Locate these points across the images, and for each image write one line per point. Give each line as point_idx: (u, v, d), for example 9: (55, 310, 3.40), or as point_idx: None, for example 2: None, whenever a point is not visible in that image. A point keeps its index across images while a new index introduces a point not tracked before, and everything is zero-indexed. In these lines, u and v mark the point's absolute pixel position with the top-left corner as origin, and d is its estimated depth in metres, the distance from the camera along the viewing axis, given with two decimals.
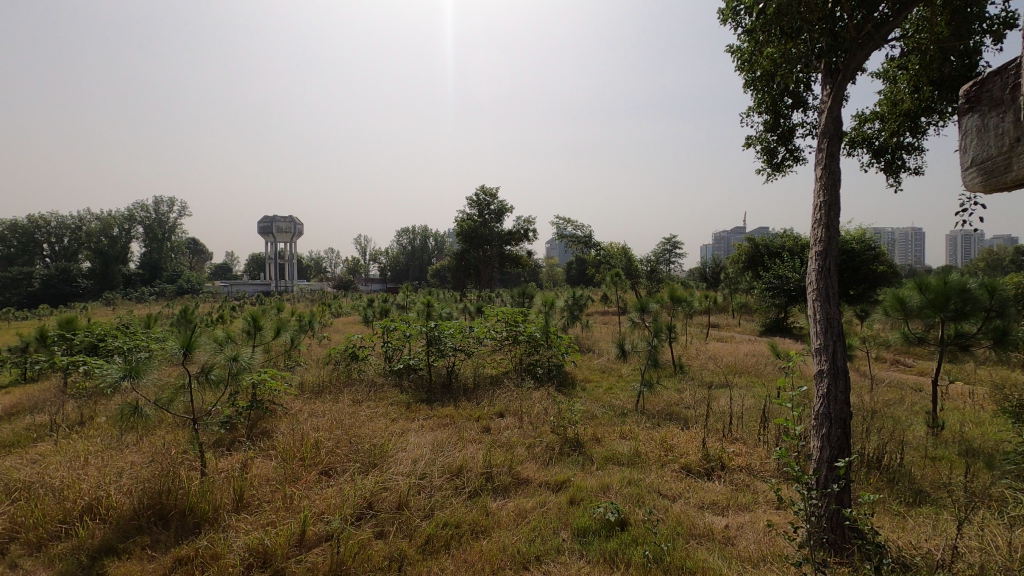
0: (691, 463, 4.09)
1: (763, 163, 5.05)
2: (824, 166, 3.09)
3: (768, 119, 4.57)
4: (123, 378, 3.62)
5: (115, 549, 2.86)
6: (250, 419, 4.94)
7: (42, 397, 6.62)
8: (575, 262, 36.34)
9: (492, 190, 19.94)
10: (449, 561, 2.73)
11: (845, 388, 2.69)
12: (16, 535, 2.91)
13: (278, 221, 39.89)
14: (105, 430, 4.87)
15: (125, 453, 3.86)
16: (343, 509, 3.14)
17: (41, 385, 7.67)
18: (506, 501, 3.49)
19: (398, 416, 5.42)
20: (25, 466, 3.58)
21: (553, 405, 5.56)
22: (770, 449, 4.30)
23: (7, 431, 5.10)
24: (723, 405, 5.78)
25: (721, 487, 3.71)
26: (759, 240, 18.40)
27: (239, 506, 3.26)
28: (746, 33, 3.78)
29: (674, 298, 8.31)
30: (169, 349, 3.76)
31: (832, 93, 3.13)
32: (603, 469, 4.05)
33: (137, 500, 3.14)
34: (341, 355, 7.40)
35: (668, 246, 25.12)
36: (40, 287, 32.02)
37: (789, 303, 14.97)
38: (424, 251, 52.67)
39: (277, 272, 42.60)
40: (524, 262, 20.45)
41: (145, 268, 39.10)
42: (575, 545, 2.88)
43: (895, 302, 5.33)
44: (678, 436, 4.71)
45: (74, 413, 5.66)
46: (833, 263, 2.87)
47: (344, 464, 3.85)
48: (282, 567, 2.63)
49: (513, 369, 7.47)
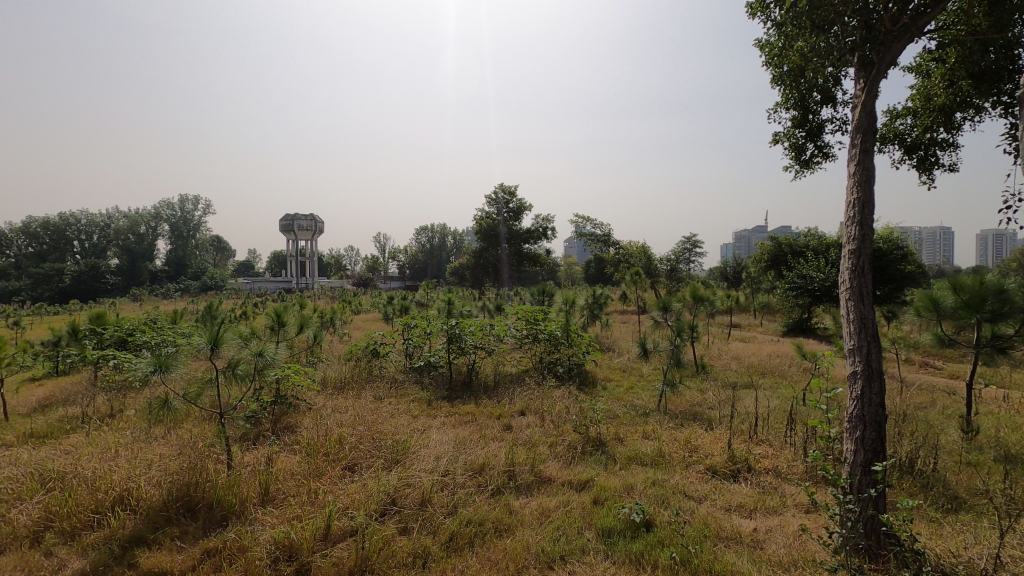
0: (716, 464, 4.05)
1: (791, 159, 4.96)
2: (858, 162, 3.00)
3: (796, 115, 4.49)
4: (153, 372, 3.70)
5: (146, 540, 2.91)
6: (274, 414, 5.00)
7: (74, 389, 6.81)
8: (595, 262, 36.21)
9: (510, 189, 19.89)
10: (473, 559, 2.73)
11: (881, 389, 2.62)
12: (51, 524, 2.99)
13: (299, 220, 40.40)
14: (135, 422, 4.98)
15: (154, 446, 3.93)
16: (367, 504, 3.16)
17: (72, 378, 7.90)
18: (529, 500, 3.48)
19: (419, 413, 5.45)
20: (60, 457, 3.68)
21: (574, 404, 5.52)
22: (798, 451, 4.22)
23: (41, 423, 5.26)
24: (747, 406, 5.70)
25: (748, 490, 3.65)
26: (782, 239, 18.07)
27: (265, 500, 3.31)
28: (776, 27, 3.74)
29: (695, 298, 8.22)
30: (197, 344, 3.82)
31: (865, 88, 3.07)
32: (626, 469, 4.02)
33: (166, 492, 3.20)
34: (362, 352, 7.46)
35: (688, 245, 24.76)
36: (72, 284, 32.87)
37: (813, 303, 14.69)
38: (442, 249, 52.92)
39: (299, 270, 43.16)
40: (543, 261, 20.41)
41: (171, 265, 39.93)
42: (600, 546, 2.86)
43: (927, 302, 5.18)
44: (702, 437, 4.66)
45: (104, 405, 5.81)
46: (867, 262, 2.79)
47: (368, 460, 3.89)
48: (307, 562, 2.65)
49: (534, 367, 7.46)
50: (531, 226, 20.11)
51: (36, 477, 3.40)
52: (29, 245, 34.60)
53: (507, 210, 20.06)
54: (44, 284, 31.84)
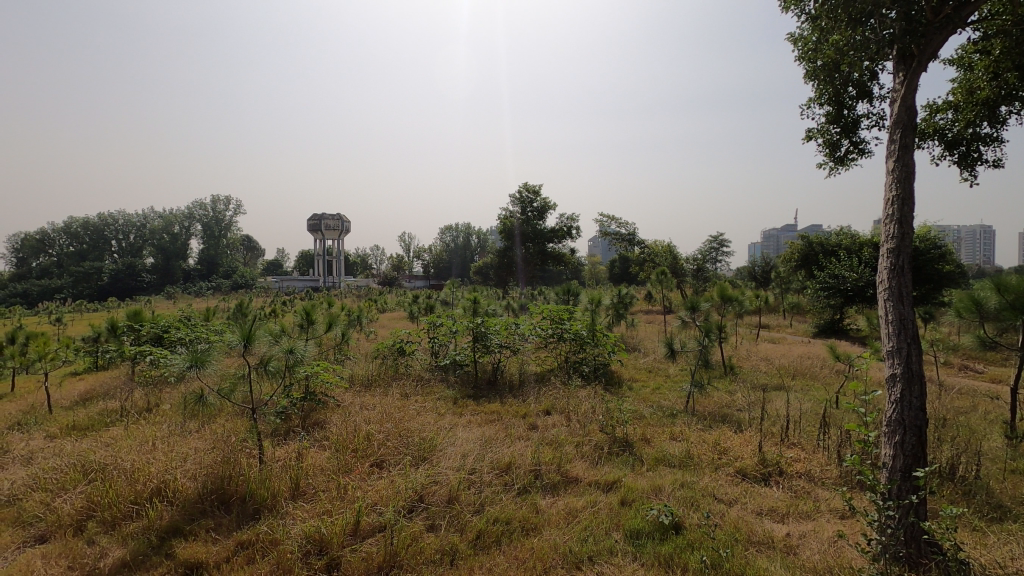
0: (746, 467, 3.98)
1: (825, 156, 4.85)
2: (897, 158, 2.92)
3: (831, 110, 4.39)
4: (189, 368, 3.81)
5: (182, 531, 2.99)
6: (304, 410, 5.09)
7: (113, 384, 7.04)
8: (619, 261, 35.90)
9: (535, 188, 19.85)
10: (500, 558, 2.73)
11: (921, 393, 2.54)
12: (94, 513, 3.10)
13: (327, 220, 41.06)
14: (171, 416, 5.13)
15: (189, 440, 4.04)
16: (395, 501, 3.20)
17: (111, 372, 8.18)
18: (555, 500, 3.47)
19: (446, 411, 5.48)
20: (101, 449, 3.82)
21: (600, 404, 5.49)
22: (831, 455, 4.11)
23: (83, 416, 5.46)
24: (778, 409, 5.58)
25: (779, 494, 3.57)
26: (813, 237, 17.68)
27: (296, 494, 3.37)
28: (810, 20, 3.66)
29: (724, 297, 8.07)
30: (230, 340, 3.92)
31: (905, 82, 2.98)
32: (654, 470, 3.99)
33: (201, 485, 3.28)
34: (389, 350, 7.54)
35: (716, 245, 24.33)
36: (111, 284, 34.05)
37: (846, 304, 14.31)
38: (467, 248, 53.07)
39: (326, 269, 43.83)
40: (567, 260, 20.38)
41: (204, 264, 40.97)
42: (628, 547, 2.83)
43: (969, 303, 5.01)
44: (732, 439, 4.58)
45: (142, 399, 6.00)
46: (907, 261, 2.70)
47: (396, 457, 3.93)
48: (338, 557, 2.70)
49: (559, 366, 7.44)
50: (555, 225, 20.03)
51: (78, 468, 3.52)
52: (70, 245, 36.04)
53: (531, 209, 20.00)
54: (84, 282, 33.06)
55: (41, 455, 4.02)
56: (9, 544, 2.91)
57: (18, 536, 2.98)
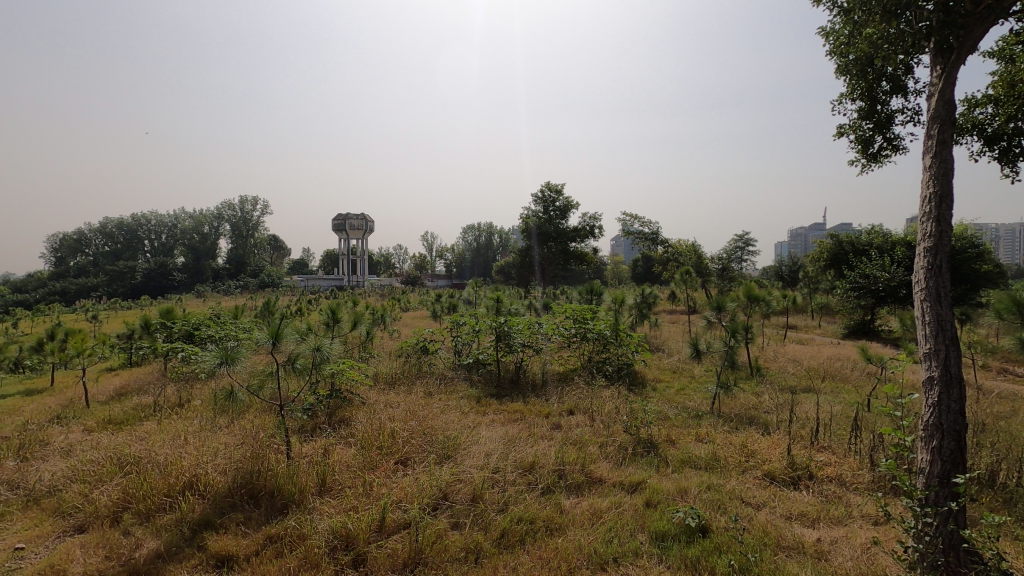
0: (775, 470, 3.90)
1: (857, 153, 4.75)
2: (935, 155, 2.82)
3: (863, 106, 4.29)
4: (220, 365, 3.90)
5: (213, 524, 3.06)
6: (329, 408, 5.16)
7: (146, 379, 7.26)
8: (643, 260, 35.54)
9: (557, 187, 19.78)
10: (525, 557, 2.74)
11: (960, 398, 2.45)
12: (130, 505, 3.20)
13: (352, 220, 41.54)
14: (202, 412, 5.25)
15: (219, 435, 4.12)
16: (420, 498, 3.23)
17: (144, 368, 8.43)
18: (579, 500, 3.46)
19: (469, 410, 5.50)
20: (135, 443, 3.93)
21: (624, 404, 5.44)
22: (863, 459, 4.01)
23: (118, 410, 5.63)
24: (807, 411, 5.46)
25: (809, 498, 3.50)
26: (843, 236, 17.28)
27: (322, 490, 3.42)
28: (842, 13, 3.58)
29: (750, 297, 7.93)
30: (259, 338, 4.00)
31: (943, 75, 2.87)
32: (679, 472, 3.94)
33: (231, 479, 3.35)
34: (412, 349, 7.60)
35: (742, 244, 23.95)
36: (143, 282, 35.12)
37: (877, 304, 13.93)
38: (489, 247, 53.14)
39: (350, 268, 44.36)
40: (590, 260, 20.29)
41: (232, 263, 41.78)
42: (654, 549, 2.80)
43: (1010, 304, 4.83)
44: (759, 441, 4.50)
45: (174, 395, 6.16)
46: (945, 261, 2.61)
47: (420, 455, 3.96)
48: (364, 552, 2.73)
49: (582, 366, 7.40)
50: (578, 224, 19.94)
51: (114, 461, 3.63)
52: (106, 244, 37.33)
53: (553, 209, 19.94)
54: (119, 280, 34.19)
55: (79, 448, 4.17)
56: (51, 533, 3.02)
57: (58, 525, 3.10)
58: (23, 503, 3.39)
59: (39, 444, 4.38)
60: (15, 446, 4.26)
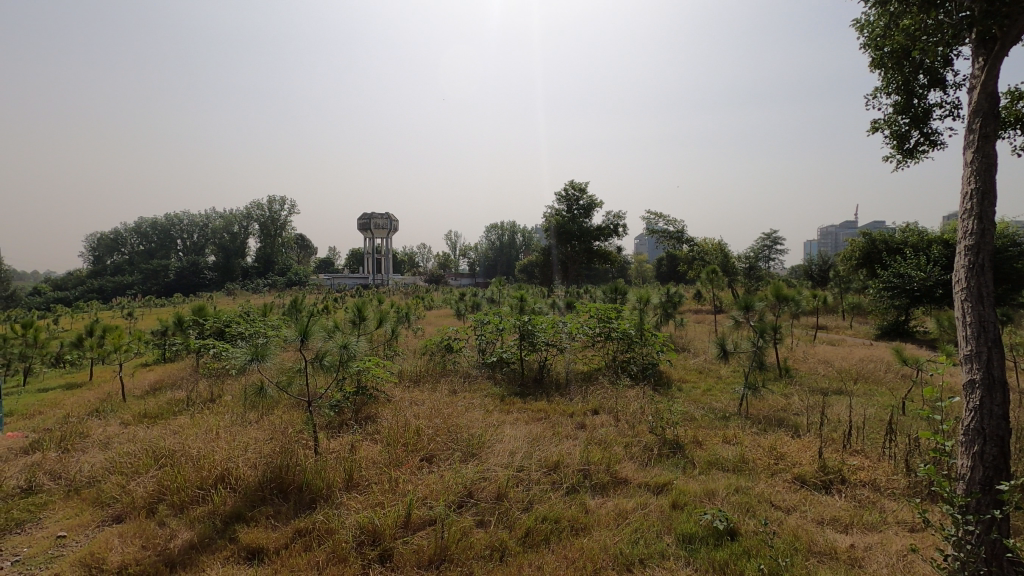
0: (805, 473, 3.82)
1: (893, 149, 4.61)
2: (976, 149, 2.72)
3: (899, 100, 4.17)
4: (250, 361, 3.99)
5: (244, 517, 3.13)
6: (355, 404, 5.23)
7: (179, 375, 7.46)
8: (668, 259, 35.09)
9: (581, 185, 19.65)
10: (550, 556, 2.73)
11: (1004, 402, 2.37)
12: (165, 497, 3.29)
13: (376, 219, 41.97)
14: (233, 407, 5.37)
15: (249, 430, 4.22)
16: (445, 495, 3.25)
17: (177, 364, 8.66)
18: (604, 500, 3.44)
19: (493, 408, 5.51)
20: (170, 437, 4.05)
21: (649, 405, 5.39)
22: (898, 463, 3.89)
23: (153, 404, 5.80)
24: (839, 414, 5.32)
25: (842, 503, 3.42)
26: (876, 234, 16.82)
27: (350, 485, 3.46)
28: (878, 4, 3.48)
29: (779, 297, 7.77)
30: (288, 336, 4.08)
31: (985, 67, 2.76)
32: (706, 473, 3.89)
33: (261, 473, 3.42)
34: (437, 347, 7.66)
35: (771, 243, 23.48)
36: (176, 279, 36.03)
37: (912, 305, 13.51)
38: (512, 246, 53.10)
39: (375, 267, 44.80)
40: (613, 259, 20.15)
41: (261, 262, 42.44)
42: (681, 552, 2.77)
43: None
44: (789, 444, 4.41)
45: (206, 390, 6.32)
46: (988, 259, 2.52)
47: (445, 453, 3.98)
48: (390, 548, 2.76)
49: (606, 366, 7.35)
50: (602, 222, 19.80)
51: (150, 453, 3.75)
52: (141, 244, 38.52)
53: (577, 208, 19.84)
54: (153, 279, 35.19)
55: (117, 440, 4.31)
56: (91, 522, 3.13)
57: (98, 515, 3.21)
58: (65, 493, 3.52)
59: (79, 436, 4.53)
60: (57, 438, 4.42)
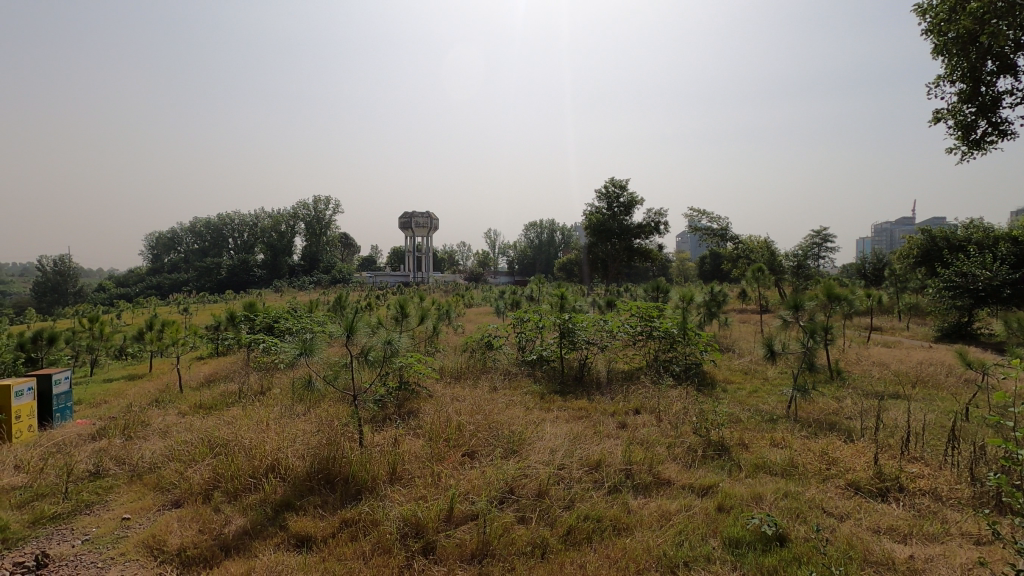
0: (859, 480, 3.68)
1: (960, 139, 4.91)
2: None
3: (967, 88, 4.49)
4: (300, 355, 4.13)
5: (294, 505, 3.24)
6: (399, 399, 5.34)
7: (231, 368, 7.78)
8: (712, 256, 34.35)
9: (621, 182, 19.41)
10: (592, 555, 2.71)
11: None
12: (220, 484, 3.44)
13: (417, 218, 42.52)
14: (282, 399, 5.57)
15: (297, 422, 4.36)
16: (487, 491, 3.28)
17: (229, 357, 9.03)
18: (647, 500, 3.40)
19: (533, 406, 5.52)
20: (224, 427, 4.23)
21: (693, 405, 5.28)
22: (961, 472, 3.69)
23: (208, 396, 6.07)
24: (896, 419, 5.08)
25: (899, 512, 3.26)
26: (936, 231, 15.97)
27: (393, 478, 3.53)
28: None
29: (830, 296, 7.47)
30: (334, 331, 4.19)
31: None
32: (753, 477, 3.79)
33: (310, 464, 3.52)
34: (477, 344, 7.73)
35: (821, 240, 22.59)
36: (227, 276, 37.16)
37: (975, 305, 12.76)
38: (551, 245, 52.94)
39: (415, 265, 45.45)
40: (655, 257, 19.84)
41: (306, 260, 43.70)
42: (728, 556, 2.70)
43: None
44: (842, 449, 4.23)
45: (257, 382, 6.58)
46: None
47: (487, 449, 4.01)
48: (433, 540, 2.80)
49: (648, 365, 7.25)
50: (642, 220, 19.51)
51: (206, 442, 3.93)
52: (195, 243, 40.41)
53: (617, 205, 19.61)
54: (207, 277, 36.82)
55: (175, 429, 4.52)
56: (152, 506, 3.31)
57: (159, 500, 3.38)
58: (128, 478, 3.73)
59: (141, 424, 4.79)
60: (121, 425, 4.68)
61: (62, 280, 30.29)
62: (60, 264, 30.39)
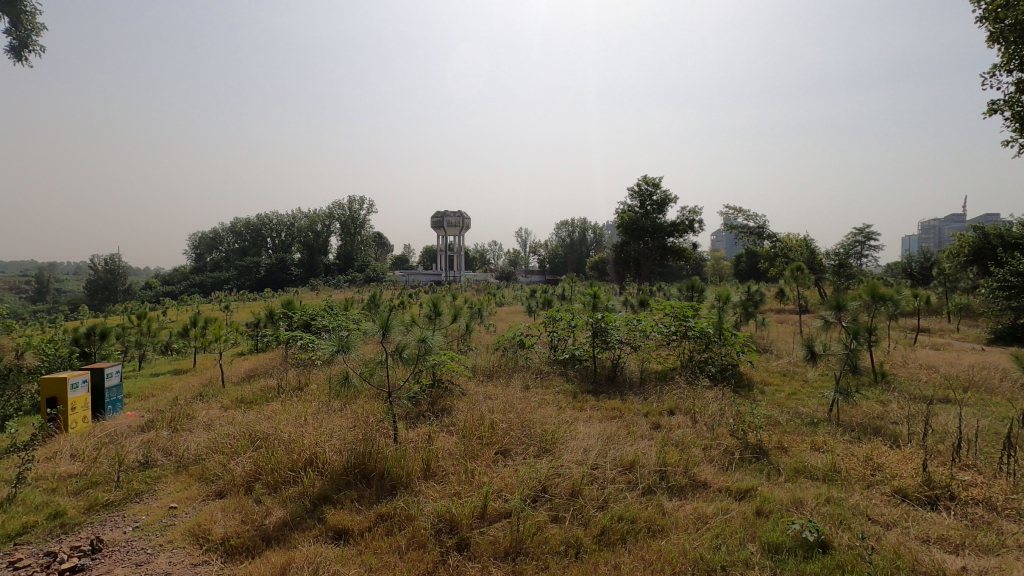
0: (907, 487, 3.54)
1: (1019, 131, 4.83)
2: None
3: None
4: (337, 352, 4.22)
5: (331, 499, 3.31)
6: (432, 397, 5.39)
7: (271, 364, 8.01)
8: (749, 254, 33.62)
9: (655, 180, 19.16)
10: (626, 556, 2.69)
11: None
12: (261, 476, 3.54)
13: (449, 217, 42.70)
14: (319, 395, 5.70)
15: (333, 417, 4.45)
16: (520, 489, 3.28)
17: (268, 353, 9.30)
18: (682, 502, 3.35)
19: (566, 405, 5.51)
20: (264, 421, 4.36)
21: (729, 406, 5.18)
22: (1018, 482, 3.50)
23: (249, 390, 6.27)
24: (946, 424, 4.86)
25: (950, 521, 3.13)
26: (990, 227, 15.23)
27: (427, 475, 3.57)
28: None
29: (875, 296, 7.20)
30: (370, 329, 4.27)
31: None
32: (792, 481, 3.69)
33: (346, 458, 3.59)
34: (509, 343, 7.75)
35: (864, 238, 21.83)
36: (266, 275, 38.26)
37: None
38: (583, 243, 52.64)
39: (448, 264, 45.84)
40: (688, 256, 19.51)
41: (342, 259, 44.57)
42: (767, 561, 2.64)
43: None
44: (887, 454, 4.08)
45: (295, 378, 6.76)
46: None
47: (519, 447, 4.02)
48: (467, 537, 2.82)
49: (682, 366, 7.13)
50: (676, 218, 19.22)
51: (248, 436, 4.06)
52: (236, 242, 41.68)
53: (650, 203, 19.37)
54: (247, 275, 37.97)
55: (217, 423, 4.68)
56: (197, 496, 3.43)
57: (203, 490, 3.51)
58: (175, 468, 3.88)
59: (187, 417, 4.97)
60: (168, 418, 4.87)
61: (112, 279, 31.70)
62: (111, 264, 31.83)
